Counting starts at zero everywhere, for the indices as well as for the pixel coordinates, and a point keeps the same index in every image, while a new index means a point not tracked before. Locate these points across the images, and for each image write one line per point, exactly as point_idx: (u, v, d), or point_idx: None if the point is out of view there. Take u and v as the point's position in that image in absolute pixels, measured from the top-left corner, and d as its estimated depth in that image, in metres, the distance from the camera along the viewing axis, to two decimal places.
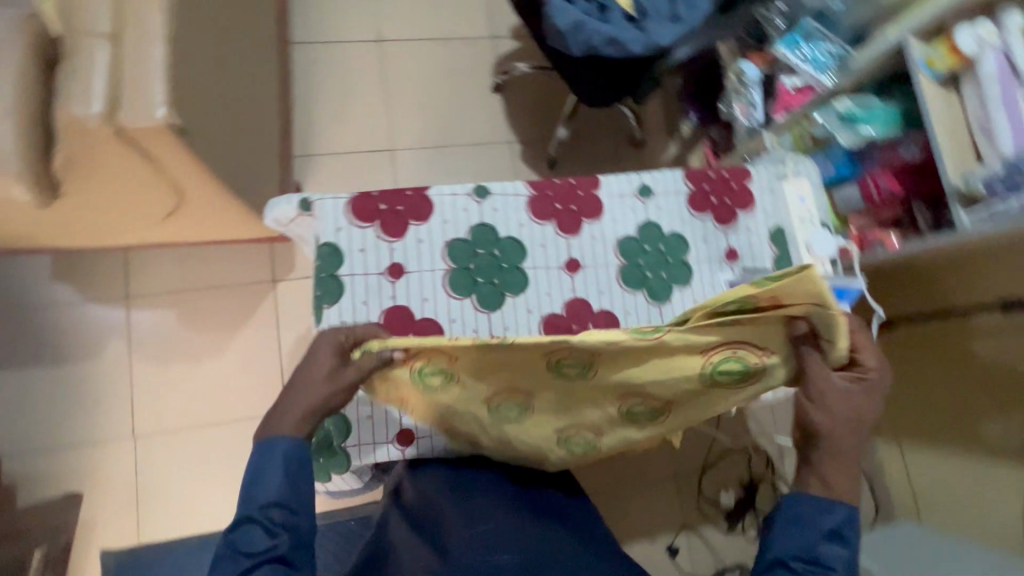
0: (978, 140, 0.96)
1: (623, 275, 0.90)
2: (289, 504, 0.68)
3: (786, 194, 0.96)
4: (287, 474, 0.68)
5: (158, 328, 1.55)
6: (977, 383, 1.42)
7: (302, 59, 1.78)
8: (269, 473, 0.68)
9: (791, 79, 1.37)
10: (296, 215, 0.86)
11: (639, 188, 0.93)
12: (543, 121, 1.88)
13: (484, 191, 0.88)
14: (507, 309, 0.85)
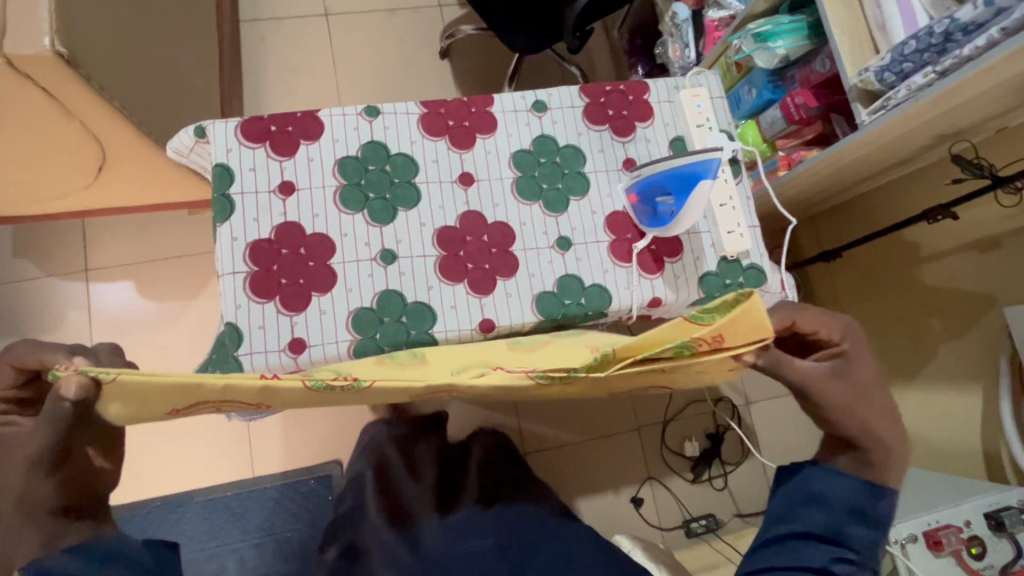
0: (876, 37, 0.95)
1: (517, 187, 0.91)
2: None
3: (683, 102, 0.96)
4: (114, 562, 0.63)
5: (116, 298, 1.60)
6: (931, 307, 1.41)
7: (250, 37, 1.82)
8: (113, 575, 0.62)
9: (719, 13, 1.37)
10: (193, 144, 0.89)
11: (533, 104, 0.94)
12: (492, 84, 1.90)
13: (375, 110, 0.90)
14: (399, 218, 0.87)
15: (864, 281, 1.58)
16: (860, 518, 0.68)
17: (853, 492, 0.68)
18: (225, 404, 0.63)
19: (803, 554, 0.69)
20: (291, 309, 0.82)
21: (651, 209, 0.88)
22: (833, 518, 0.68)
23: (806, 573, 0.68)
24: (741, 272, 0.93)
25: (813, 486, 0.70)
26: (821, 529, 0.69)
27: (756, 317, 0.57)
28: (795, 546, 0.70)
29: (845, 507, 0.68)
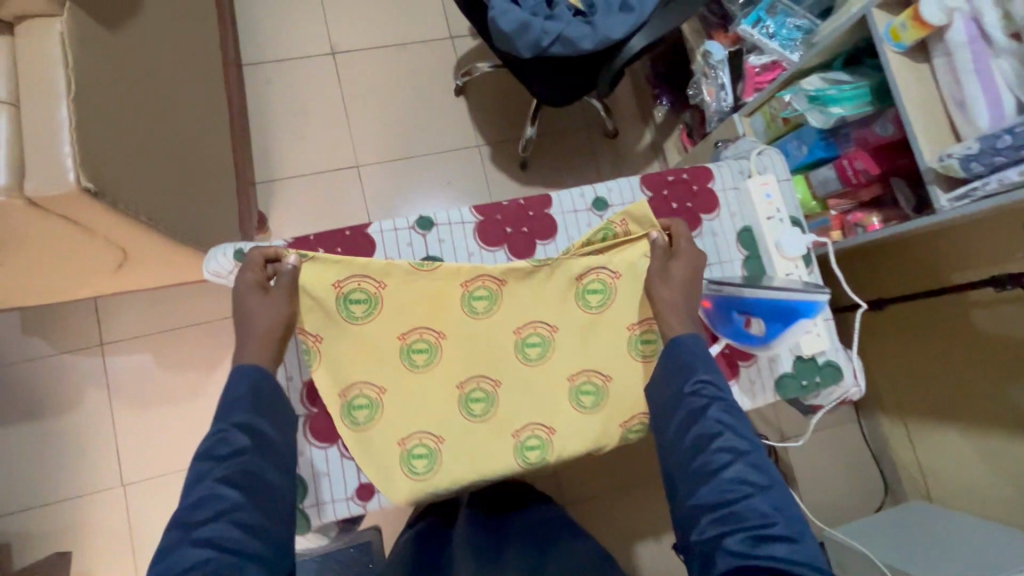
0: (952, 113, 0.90)
1: (580, 297, 0.84)
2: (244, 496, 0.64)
3: (751, 191, 0.91)
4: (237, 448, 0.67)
5: (134, 372, 1.53)
6: (982, 351, 1.38)
7: (254, 81, 1.72)
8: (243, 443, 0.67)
9: (760, 58, 1.31)
10: (233, 268, 0.83)
11: (593, 201, 0.88)
12: (511, 120, 1.82)
13: (428, 221, 0.84)
14: (461, 327, 0.83)
15: (909, 322, 1.56)
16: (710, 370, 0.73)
17: (681, 382, 0.74)
18: (365, 284, 0.80)
19: (691, 465, 0.69)
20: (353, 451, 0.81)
21: (730, 322, 0.82)
22: (681, 417, 0.72)
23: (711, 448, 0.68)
24: (817, 371, 0.89)
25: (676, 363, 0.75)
26: (678, 428, 0.72)
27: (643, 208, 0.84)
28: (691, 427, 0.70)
29: (675, 405, 0.73)
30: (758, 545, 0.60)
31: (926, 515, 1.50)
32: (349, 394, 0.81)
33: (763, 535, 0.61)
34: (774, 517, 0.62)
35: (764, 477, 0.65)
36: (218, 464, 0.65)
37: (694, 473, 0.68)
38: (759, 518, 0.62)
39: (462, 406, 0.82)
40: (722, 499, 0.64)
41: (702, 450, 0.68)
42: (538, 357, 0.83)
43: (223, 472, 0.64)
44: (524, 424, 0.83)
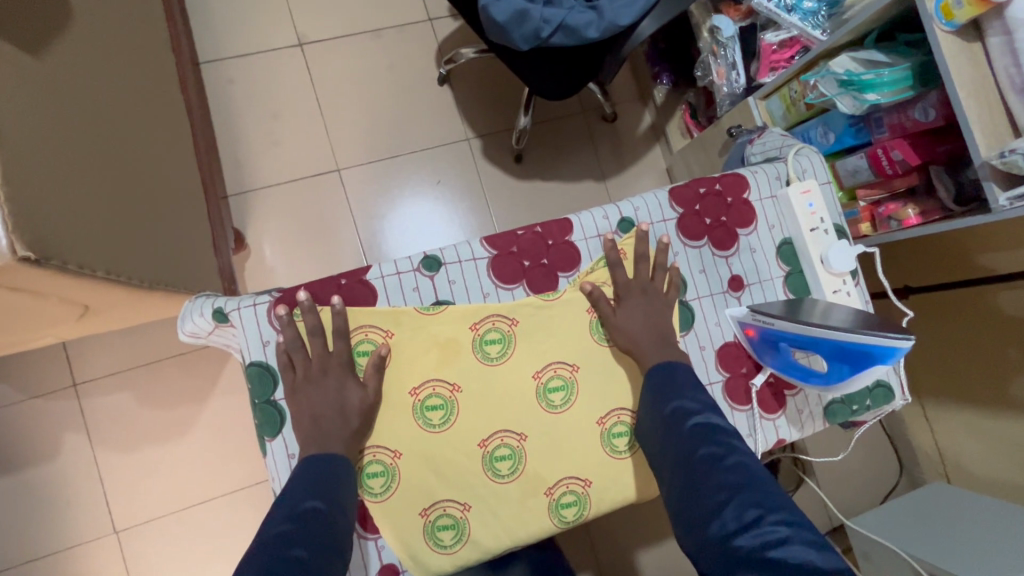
0: (1011, 99, 0.81)
1: (598, 331, 0.75)
2: (309, 538, 0.56)
3: (791, 200, 0.81)
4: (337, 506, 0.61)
5: (116, 411, 1.42)
6: (1005, 338, 1.29)
7: (215, 82, 1.55)
8: (317, 484, 0.61)
9: (777, 35, 1.19)
10: (213, 328, 0.71)
11: (619, 223, 0.78)
12: (502, 108, 1.68)
13: (434, 261, 0.73)
14: (472, 375, 0.72)
15: (930, 305, 1.46)
16: (694, 386, 0.68)
17: (659, 402, 0.68)
18: (375, 334, 0.70)
19: (675, 472, 0.61)
20: (373, 530, 0.69)
21: (778, 354, 0.74)
22: (665, 426, 0.65)
23: (692, 451, 0.61)
24: (867, 393, 0.82)
25: (660, 374, 0.70)
26: (660, 443, 0.65)
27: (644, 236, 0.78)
28: (671, 430, 0.64)
29: (657, 419, 0.67)
30: (745, 544, 0.51)
31: (946, 494, 1.48)
32: (360, 461, 0.69)
33: (751, 531, 0.52)
34: (759, 513, 0.53)
35: (751, 475, 0.57)
36: (297, 502, 0.59)
37: (678, 482, 0.60)
38: (743, 514, 0.53)
39: (487, 465, 0.71)
40: (704, 510, 0.56)
41: (682, 459, 0.61)
42: (564, 405, 0.73)
43: (300, 510, 0.58)
44: (557, 479, 0.73)
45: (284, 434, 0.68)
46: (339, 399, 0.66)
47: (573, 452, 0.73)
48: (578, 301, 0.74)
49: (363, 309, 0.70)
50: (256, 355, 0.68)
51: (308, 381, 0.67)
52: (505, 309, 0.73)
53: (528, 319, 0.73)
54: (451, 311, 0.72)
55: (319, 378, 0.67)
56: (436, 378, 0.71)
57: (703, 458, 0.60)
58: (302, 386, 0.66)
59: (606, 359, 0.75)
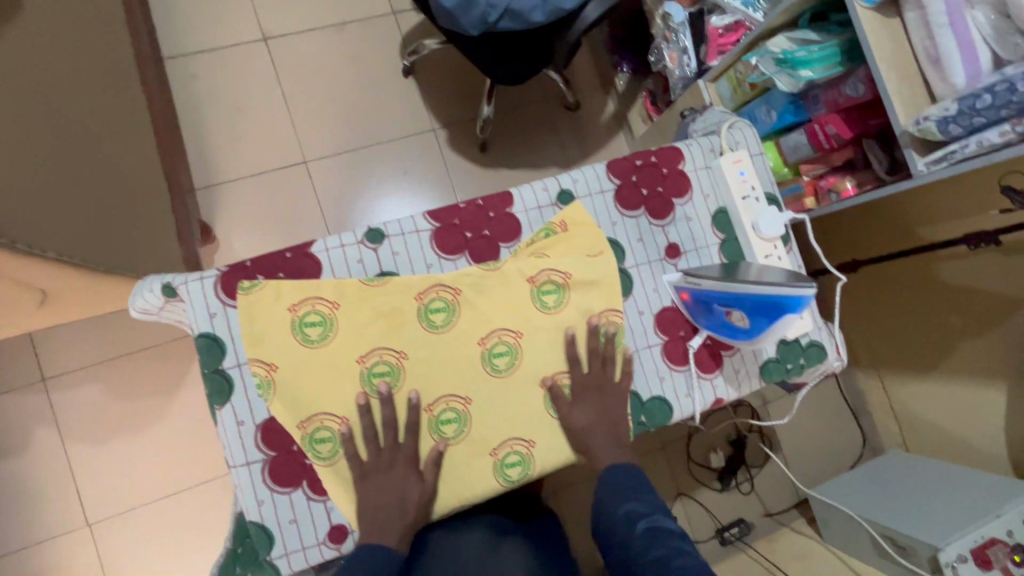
0: (927, 70, 0.85)
1: (539, 298, 0.78)
2: None
3: (723, 170, 0.85)
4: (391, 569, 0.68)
5: (86, 405, 1.42)
6: (950, 302, 1.39)
7: (180, 77, 1.56)
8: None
9: (722, 19, 1.23)
10: (163, 304, 0.73)
11: (558, 195, 0.81)
12: (467, 99, 1.72)
13: (378, 234, 0.76)
14: (417, 343, 0.75)
15: (883, 278, 1.56)
16: (642, 486, 0.73)
17: (611, 504, 0.72)
18: (320, 305, 0.73)
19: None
20: (322, 493, 0.71)
21: (710, 314, 0.78)
22: (619, 535, 0.69)
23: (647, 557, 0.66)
24: (801, 352, 0.86)
25: (611, 478, 0.74)
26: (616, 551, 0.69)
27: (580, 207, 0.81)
28: (626, 536, 0.69)
29: (611, 524, 0.71)
30: None
31: (901, 462, 1.54)
32: (309, 426, 0.71)
33: None
34: None
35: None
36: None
37: None
38: None
39: (434, 429, 0.74)
40: None
41: (640, 566, 0.66)
42: (507, 369, 0.76)
43: None
44: (501, 440, 0.76)
45: (235, 402, 0.70)
46: (402, 473, 0.70)
47: (517, 414, 0.76)
48: (518, 270, 0.77)
49: (309, 281, 0.73)
50: (204, 327, 0.70)
51: (377, 473, 0.71)
52: (448, 278, 0.76)
53: (470, 289, 0.76)
54: (395, 282, 0.74)
55: (388, 472, 0.71)
56: (381, 346, 0.74)
57: (658, 566, 0.64)
58: (372, 478, 0.71)
59: (548, 325, 0.78)
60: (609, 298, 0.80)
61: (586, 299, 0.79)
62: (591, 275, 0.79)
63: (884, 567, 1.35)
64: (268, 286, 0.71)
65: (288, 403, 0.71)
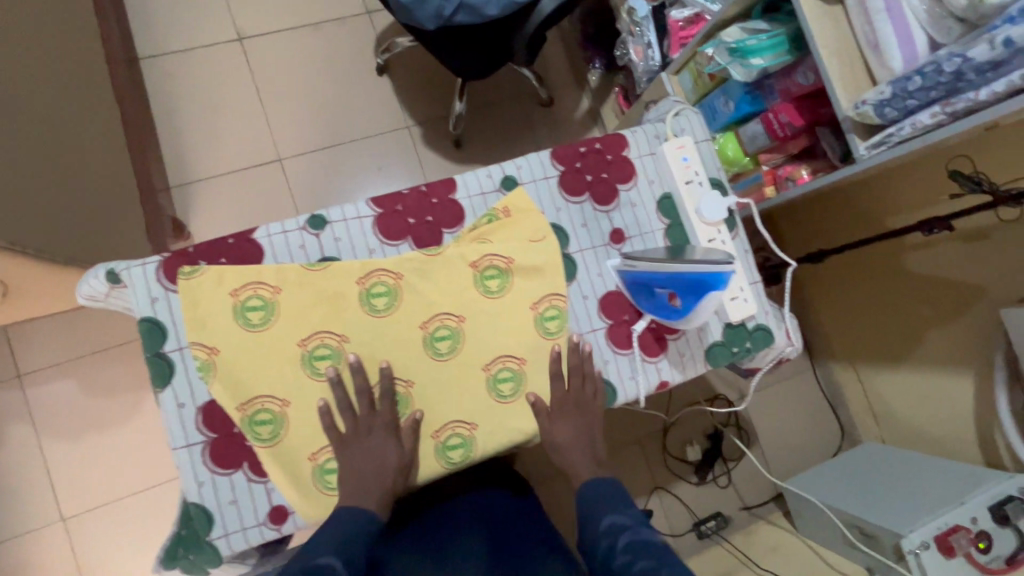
0: (868, 56, 0.86)
1: (481, 282, 0.79)
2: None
3: (667, 155, 0.86)
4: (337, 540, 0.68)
5: (61, 401, 1.44)
6: (915, 290, 1.40)
7: (156, 76, 1.59)
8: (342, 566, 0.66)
9: (683, 12, 1.25)
10: (107, 290, 0.74)
11: (501, 181, 0.83)
12: (441, 97, 1.73)
13: (321, 220, 0.77)
14: (358, 326, 0.76)
15: (853, 266, 1.56)
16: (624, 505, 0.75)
17: (595, 520, 0.75)
18: (262, 290, 0.74)
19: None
20: (263, 474, 0.72)
21: (651, 297, 0.80)
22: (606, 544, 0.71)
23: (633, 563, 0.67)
24: (747, 336, 0.87)
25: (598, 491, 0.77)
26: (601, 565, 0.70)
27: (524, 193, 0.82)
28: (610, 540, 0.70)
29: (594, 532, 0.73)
30: None
31: (875, 453, 1.53)
32: (250, 409, 0.72)
33: None
34: None
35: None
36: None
37: None
38: None
39: (375, 411, 0.75)
40: None
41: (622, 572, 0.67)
42: (448, 352, 0.77)
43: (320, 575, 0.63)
44: (443, 423, 0.77)
45: (176, 385, 0.71)
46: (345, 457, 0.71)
47: (459, 396, 0.77)
48: (459, 255, 0.79)
49: (250, 265, 0.74)
50: (147, 312, 0.72)
51: (355, 440, 0.73)
52: (391, 263, 0.77)
53: (410, 274, 0.77)
54: (336, 266, 0.76)
55: (366, 439, 0.73)
56: (323, 330, 0.75)
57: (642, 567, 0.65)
58: (349, 445, 0.73)
59: (490, 310, 0.79)
60: (552, 283, 0.81)
61: (528, 284, 0.80)
62: (534, 261, 0.80)
63: (853, 557, 1.35)
64: (210, 271, 0.73)
65: (229, 385, 0.72)
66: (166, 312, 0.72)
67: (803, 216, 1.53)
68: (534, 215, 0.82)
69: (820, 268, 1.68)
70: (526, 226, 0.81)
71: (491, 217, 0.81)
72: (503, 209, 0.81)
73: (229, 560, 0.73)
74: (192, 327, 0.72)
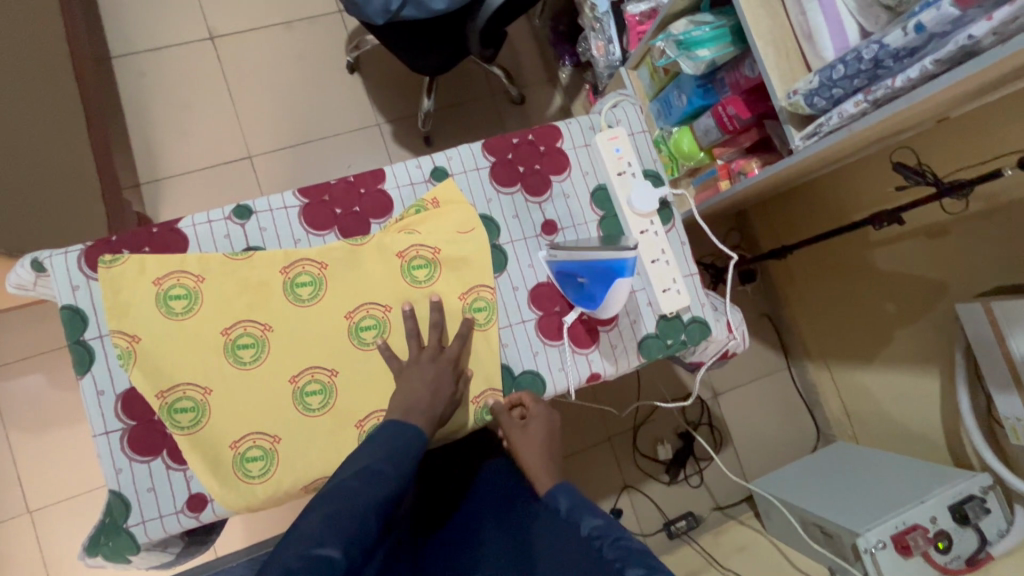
0: (803, 46, 0.85)
1: (408, 272, 0.79)
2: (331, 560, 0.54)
3: (599, 146, 0.86)
4: (381, 456, 0.65)
5: (28, 395, 1.45)
6: (880, 286, 1.38)
7: (128, 74, 1.61)
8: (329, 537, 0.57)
9: (639, 6, 1.24)
10: (34, 278, 0.75)
11: (431, 172, 0.83)
12: (412, 94, 1.74)
13: (246, 210, 0.78)
14: (282, 315, 0.76)
15: (822, 262, 1.54)
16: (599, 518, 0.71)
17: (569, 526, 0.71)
18: (184, 278, 0.74)
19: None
20: (182, 462, 0.73)
21: (576, 287, 0.79)
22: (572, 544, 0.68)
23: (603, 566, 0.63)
24: (682, 328, 0.86)
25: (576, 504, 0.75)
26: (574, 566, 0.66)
27: (453, 185, 0.82)
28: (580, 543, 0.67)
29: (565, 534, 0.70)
30: None
31: (845, 451, 1.51)
32: (169, 396, 0.73)
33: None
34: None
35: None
36: None
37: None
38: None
39: (298, 400, 0.75)
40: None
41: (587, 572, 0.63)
42: (372, 341, 0.77)
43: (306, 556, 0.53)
44: (366, 412, 0.76)
45: (94, 373, 0.72)
46: None
47: (381, 385, 0.77)
48: (385, 246, 0.79)
49: (173, 254, 0.75)
50: (69, 301, 0.73)
51: (412, 365, 0.74)
52: (316, 253, 0.77)
53: (334, 264, 0.77)
54: (260, 255, 0.76)
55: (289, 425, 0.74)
56: (244, 319, 0.75)
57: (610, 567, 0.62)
58: (408, 370, 0.74)
59: (416, 301, 0.79)
60: (479, 274, 0.81)
61: (455, 274, 0.80)
62: (462, 252, 0.80)
63: (815, 558, 1.32)
64: (131, 260, 0.73)
65: (149, 373, 0.72)
66: (89, 302, 0.73)
67: (769, 210, 1.51)
68: (463, 206, 0.82)
69: (791, 264, 1.66)
70: (454, 217, 0.81)
71: (419, 208, 0.81)
72: (431, 201, 0.81)
73: (149, 546, 0.74)
74: (112, 316, 0.72)
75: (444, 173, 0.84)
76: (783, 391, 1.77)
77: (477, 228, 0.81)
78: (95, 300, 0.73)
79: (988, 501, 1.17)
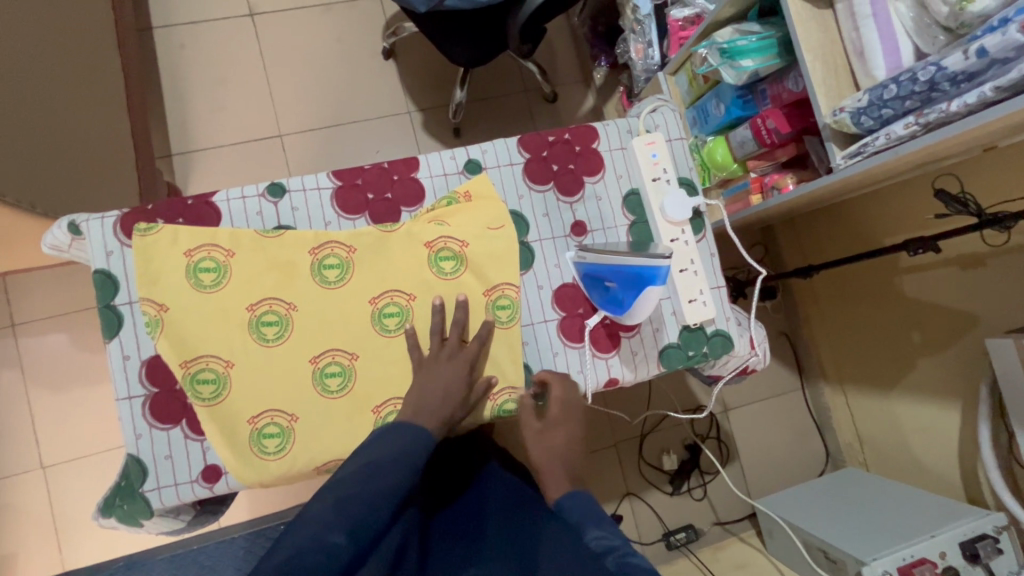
0: (853, 63, 0.83)
1: (435, 263, 0.79)
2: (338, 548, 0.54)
3: (636, 150, 0.85)
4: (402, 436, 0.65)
5: (50, 354, 1.48)
6: (905, 314, 1.35)
7: (167, 46, 1.62)
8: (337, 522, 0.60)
9: (683, 11, 1.21)
10: (69, 241, 0.77)
11: (465, 164, 0.83)
12: (445, 84, 1.74)
13: (280, 188, 0.79)
14: (307, 295, 0.76)
15: (846, 285, 1.52)
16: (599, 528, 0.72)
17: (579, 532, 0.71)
18: (215, 252, 0.75)
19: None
20: (200, 432, 0.74)
21: (602, 291, 0.79)
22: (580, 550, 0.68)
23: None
24: (704, 341, 0.84)
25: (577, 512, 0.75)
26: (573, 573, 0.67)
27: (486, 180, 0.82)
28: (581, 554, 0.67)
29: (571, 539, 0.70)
30: None
31: (858, 476, 1.47)
32: (193, 366, 0.73)
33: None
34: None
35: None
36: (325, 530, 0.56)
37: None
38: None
39: (317, 381, 0.75)
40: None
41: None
42: (394, 329, 0.77)
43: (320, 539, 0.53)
44: (384, 398, 0.76)
45: (120, 338, 0.74)
46: None
47: (399, 373, 0.77)
48: (414, 234, 0.79)
49: (206, 227, 0.76)
50: (101, 267, 0.74)
51: (435, 352, 0.74)
52: (346, 236, 0.78)
53: (363, 249, 0.78)
54: (290, 235, 0.77)
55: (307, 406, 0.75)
56: (270, 297, 0.75)
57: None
58: (429, 361, 0.74)
59: (441, 291, 0.79)
60: (506, 271, 0.80)
61: (482, 269, 0.80)
62: (490, 246, 0.80)
63: None
64: (165, 230, 0.74)
65: (174, 342, 0.73)
66: (121, 268, 0.74)
67: (796, 227, 1.49)
68: (495, 201, 0.81)
69: (813, 285, 1.63)
70: (485, 211, 0.81)
71: (452, 201, 0.80)
72: (464, 194, 0.81)
73: (160, 513, 0.75)
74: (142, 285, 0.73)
75: (478, 167, 0.83)
76: (796, 412, 1.75)
77: (506, 223, 0.81)
78: (127, 268, 0.74)
79: (1001, 541, 1.14)
